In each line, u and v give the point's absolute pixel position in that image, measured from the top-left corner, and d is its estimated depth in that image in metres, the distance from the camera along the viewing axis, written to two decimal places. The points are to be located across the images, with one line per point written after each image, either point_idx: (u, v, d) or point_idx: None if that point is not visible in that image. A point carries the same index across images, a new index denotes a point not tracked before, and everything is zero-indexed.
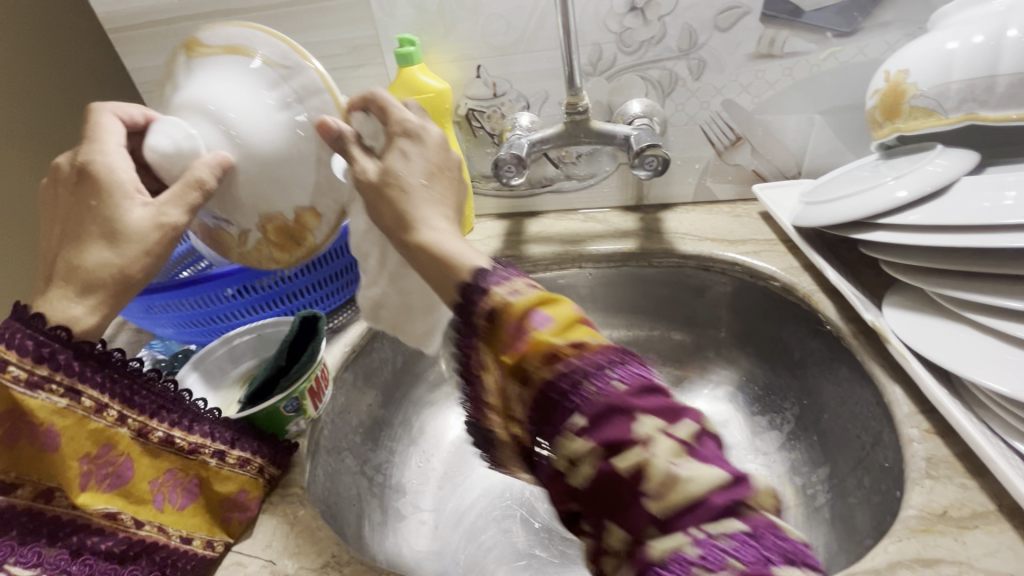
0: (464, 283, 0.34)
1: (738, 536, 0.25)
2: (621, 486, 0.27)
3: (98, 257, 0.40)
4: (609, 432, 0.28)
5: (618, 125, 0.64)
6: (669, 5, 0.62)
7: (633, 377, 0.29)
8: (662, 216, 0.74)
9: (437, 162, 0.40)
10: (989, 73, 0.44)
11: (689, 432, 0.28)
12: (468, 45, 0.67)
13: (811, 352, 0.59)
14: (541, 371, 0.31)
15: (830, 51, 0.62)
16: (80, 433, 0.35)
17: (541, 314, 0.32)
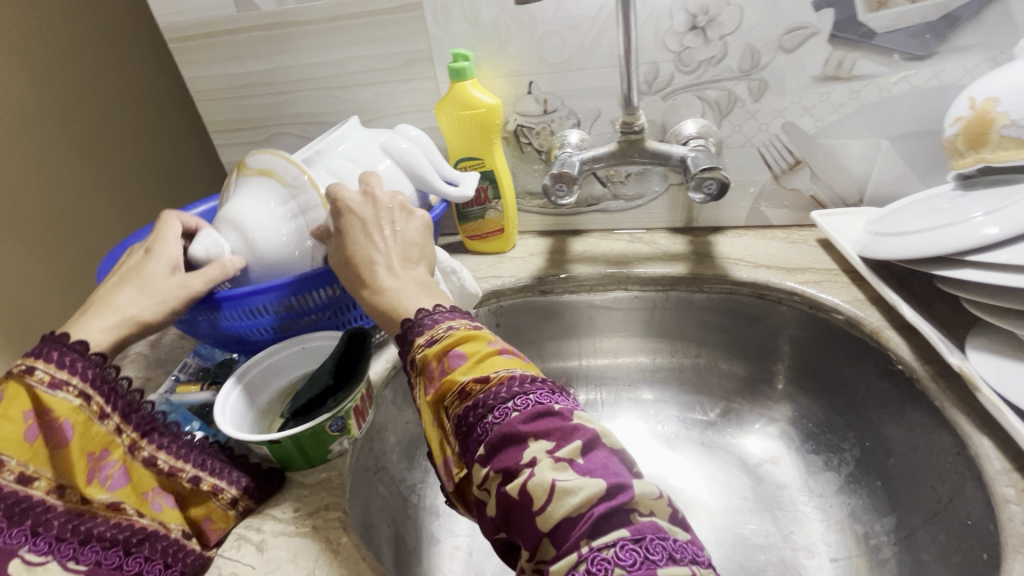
0: (399, 332, 0.41)
1: (619, 544, 0.28)
2: (517, 508, 0.31)
3: (126, 299, 0.48)
4: (501, 459, 0.32)
5: (674, 145, 0.62)
6: (732, 24, 0.60)
7: (528, 404, 0.33)
8: (713, 239, 0.71)
9: (369, 221, 0.48)
10: None
11: (573, 450, 0.31)
12: (521, 61, 0.66)
13: (878, 392, 0.55)
14: (457, 408, 0.36)
15: (902, 74, 0.59)
16: (86, 432, 0.40)
17: (457, 355, 0.37)
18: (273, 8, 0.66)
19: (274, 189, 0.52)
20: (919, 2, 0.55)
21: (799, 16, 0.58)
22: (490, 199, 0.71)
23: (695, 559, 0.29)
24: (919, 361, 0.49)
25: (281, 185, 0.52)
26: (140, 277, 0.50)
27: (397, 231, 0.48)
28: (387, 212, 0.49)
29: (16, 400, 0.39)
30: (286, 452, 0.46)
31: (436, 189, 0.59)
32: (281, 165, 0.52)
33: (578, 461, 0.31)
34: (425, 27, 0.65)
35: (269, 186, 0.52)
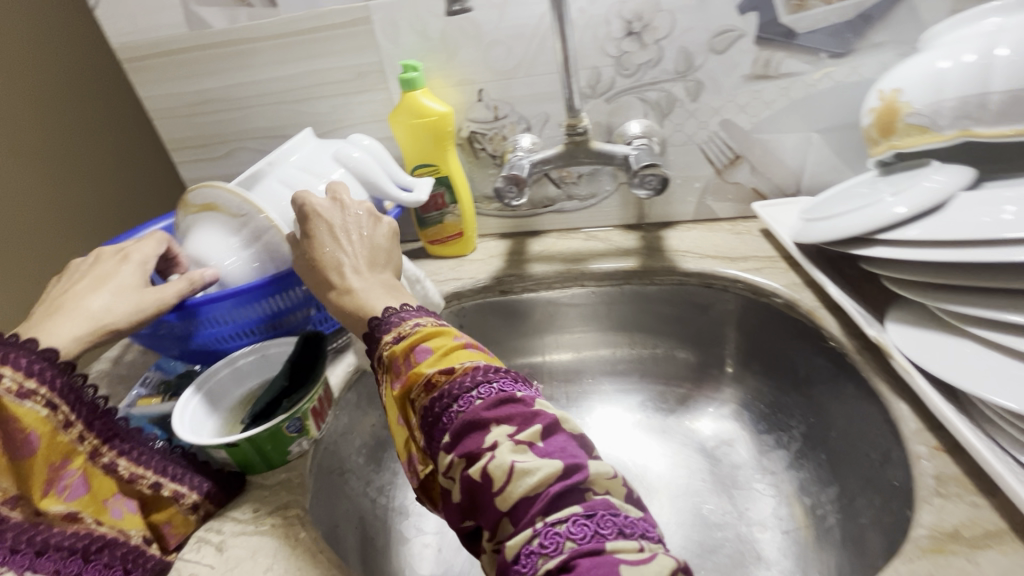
0: (367, 329, 0.43)
1: (571, 519, 0.29)
2: (479, 490, 0.32)
3: (99, 304, 0.49)
4: (465, 445, 0.33)
5: (618, 145, 0.65)
6: (666, 29, 0.63)
7: (491, 392, 0.35)
8: (663, 234, 0.74)
9: (336, 226, 0.49)
10: (983, 90, 0.44)
11: (533, 433, 0.33)
12: (470, 70, 0.69)
13: (818, 369, 0.58)
14: (423, 399, 0.37)
15: (825, 71, 0.63)
16: (50, 442, 0.39)
17: (423, 350, 0.39)
18: (226, 27, 0.68)
19: (226, 222, 0.54)
20: (834, 4, 0.60)
21: (726, 20, 0.62)
22: (448, 204, 0.73)
23: (644, 533, 0.30)
24: (847, 337, 0.52)
25: (231, 217, 0.54)
26: (116, 283, 0.51)
27: (366, 235, 0.50)
28: (355, 219, 0.50)
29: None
30: (246, 454, 0.46)
31: (389, 196, 0.61)
32: (223, 197, 0.53)
33: (536, 444, 0.32)
34: (375, 40, 0.68)
35: (220, 220, 0.54)
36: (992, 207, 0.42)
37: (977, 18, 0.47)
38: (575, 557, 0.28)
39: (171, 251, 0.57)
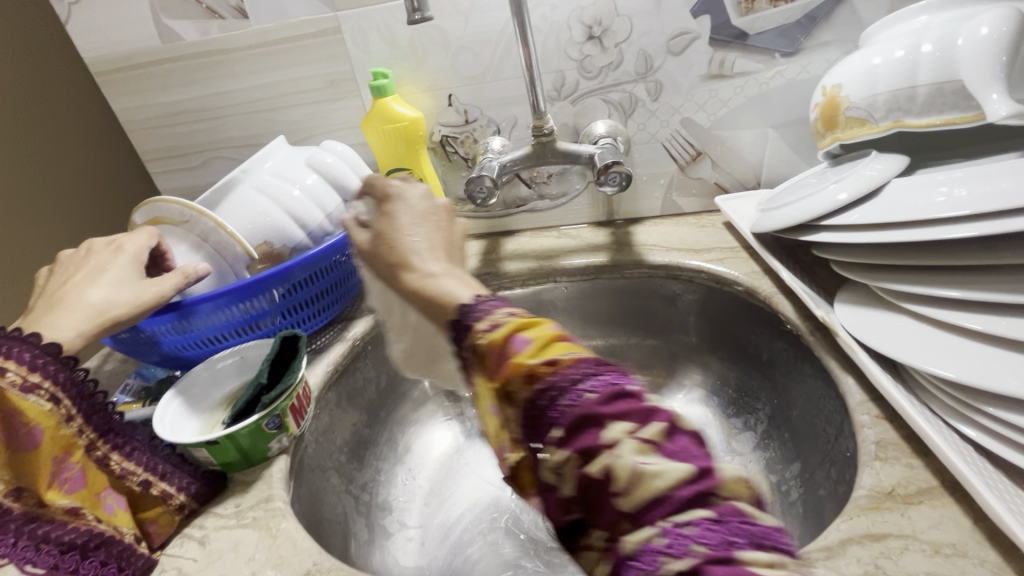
0: (453, 318, 0.34)
1: (701, 523, 0.23)
2: (596, 492, 0.25)
3: (100, 298, 0.50)
4: (576, 442, 0.26)
5: (584, 145, 0.68)
6: (625, 33, 0.66)
7: (608, 383, 0.26)
8: (632, 229, 0.77)
9: (424, 211, 0.44)
10: (911, 83, 0.47)
11: (658, 430, 0.25)
12: (439, 76, 0.71)
13: (778, 352, 0.61)
14: (525, 395, 0.28)
15: (776, 70, 0.67)
16: (54, 435, 0.41)
17: (519, 337, 0.29)
18: (198, 38, 0.70)
19: (172, 230, 0.57)
20: (780, 7, 0.63)
21: (681, 23, 0.65)
22: None
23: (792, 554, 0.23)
24: (802, 320, 0.55)
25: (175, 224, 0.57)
26: (113, 277, 0.52)
27: (445, 221, 0.44)
28: (438, 209, 0.45)
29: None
30: (226, 452, 0.47)
31: None
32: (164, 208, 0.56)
33: (661, 443, 0.25)
34: (346, 49, 0.70)
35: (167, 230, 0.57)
36: (931, 185, 0.44)
37: (907, 16, 0.51)
38: (708, 567, 0.22)
39: (160, 245, 0.57)
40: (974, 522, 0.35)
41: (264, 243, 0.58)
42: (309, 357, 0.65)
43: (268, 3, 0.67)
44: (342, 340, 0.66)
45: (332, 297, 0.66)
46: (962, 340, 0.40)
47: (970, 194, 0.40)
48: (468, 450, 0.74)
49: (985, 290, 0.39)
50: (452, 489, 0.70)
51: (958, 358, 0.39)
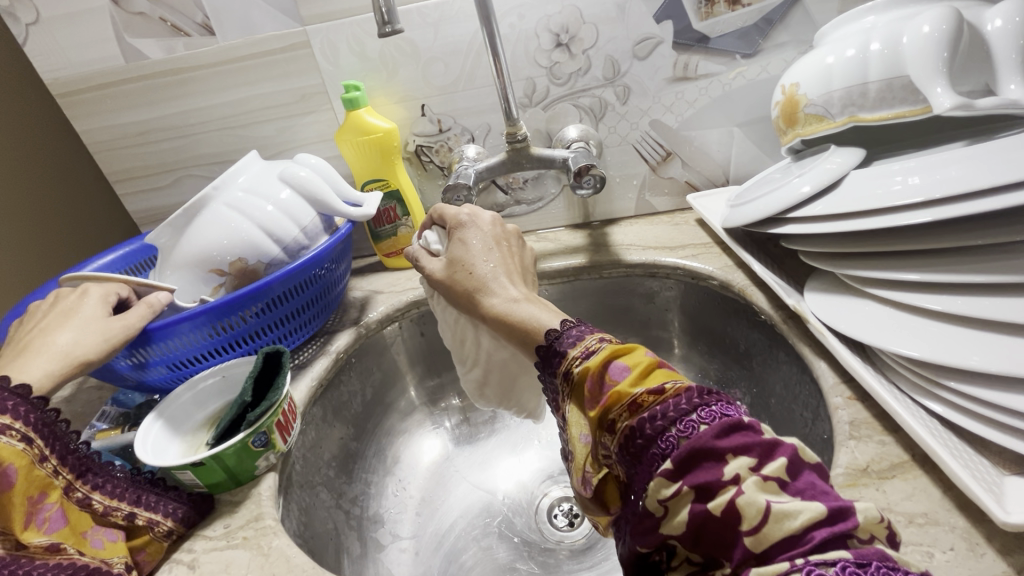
0: (545, 346, 0.42)
1: (841, 564, 0.26)
2: (716, 526, 0.29)
3: (64, 338, 0.49)
4: (695, 475, 0.30)
5: (557, 149, 0.69)
6: (591, 40, 0.68)
7: (716, 416, 0.32)
8: (608, 230, 0.79)
9: (492, 238, 0.52)
10: (862, 80, 0.50)
11: (781, 469, 0.29)
12: (410, 87, 0.71)
13: (754, 342, 0.63)
14: (626, 417, 0.35)
15: (738, 71, 0.69)
16: (27, 475, 0.39)
17: (618, 366, 0.37)
18: (163, 57, 0.69)
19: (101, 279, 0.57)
20: (738, 10, 0.66)
21: (644, 28, 0.67)
22: (400, 216, 0.75)
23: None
24: (775, 310, 0.57)
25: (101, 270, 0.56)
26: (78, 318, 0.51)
27: (508, 248, 0.53)
28: (507, 235, 0.54)
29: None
30: (212, 472, 0.47)
31: (339, 211, 0.63)
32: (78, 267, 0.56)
33: (785, 481, 0.29)
34: (315, 63, 0.70)
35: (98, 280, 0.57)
36: (889, 176, 0.47)
37: (855, 17, 0.54)
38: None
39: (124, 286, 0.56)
40: (944, 492, 0.37)
41: (238, 260, 0.57)
42: (292, 372, 0.64)
43: (234, 20, 0.67)
44: (325, 354, 0.66)
45: (314, 311, 0.66)
46: (923, 320, 0.42)
47: (923, 181, 0.43)
48: (457, 457, 0.74)
49: (941, 272, 0.41)
50: (444, 497, 0.70)
51: (922, 337, 0.41)
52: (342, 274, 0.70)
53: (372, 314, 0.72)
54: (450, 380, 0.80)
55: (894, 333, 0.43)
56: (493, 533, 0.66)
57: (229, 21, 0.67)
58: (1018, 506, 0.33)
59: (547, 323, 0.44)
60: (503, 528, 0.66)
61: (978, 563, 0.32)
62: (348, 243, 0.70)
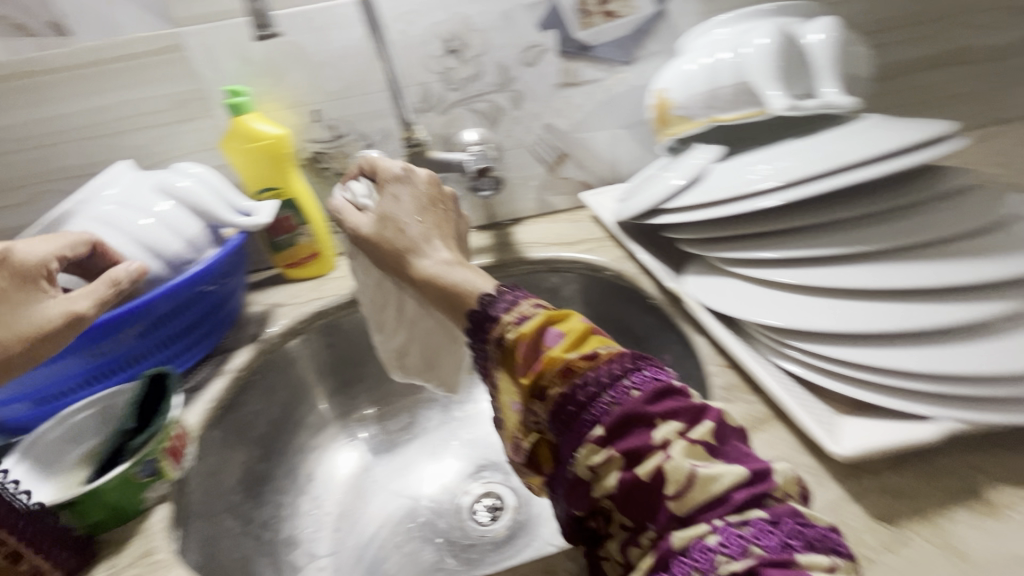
0: (477, 310, 0.42)
1: (756, 524, 0.30)
2: (644, 490, 0.32)
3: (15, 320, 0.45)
4: (626, 439, 0.33)
5: (455, 152, 0.70)
6: (480, 47, 0.70)
7: (647, 381, 0.35)
8: (512, 229, 0.82)
9: (424, 200, 0.52)
10: (716, 85, 0.57)
11: (706, 433, 0.33)
12: (300, 92, 0.70)
13: (647, 325, 0.67)
14: (558, 383, 0.36)
15: (618, 77, 0.75)
16: None
17: (553, 333, 0.38)
18: (6, 59, 0.62)
19: None
20: (614, 22, 0.71)
21: (530, 37, 0.71)
22: (298, 225, 0.73)
23: (832, 548, 0.31)
24: (661, 292, 0.63)
25: None
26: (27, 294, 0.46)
27: (442, 212, 0.53)
28: (443, 198, 0.54)
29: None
30: (93, 512, 0.43)
31: (227, 221, 0.59)
32: None
33: (710, 444, 0.33)
34: (193, 67, 0.66)
35: None
36: (745, 169, 0.53)
37: (708, 30, 0.61)
38: (764, 563, 0.28)
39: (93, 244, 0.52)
40: (798, 436, 0.43)
41: None
42: (184, 396, 0.60)
43: (94, 20, 0.61)
44: (221, 374, 0.62)
45: (205, 329, 0.62)
46: (777, 292, 0.49)
47: (774, 169, 0.50)
48: (376, 467, 0.73)
49: (792, 250, 0.48)
50: (363, 508, 0.68)
51: (776, 307, 0.48)
52: (236, 286, 0.66)
53: (273, 328, 0.69)
54: (363, 390, 0.79)
55: (758, 304, 0.49)
56: (416, 538, 0.65)
57: (89, 22, 0.62)
58: (846, 439, 0.39)
59: (478, 284, 0.45)
60: (426, 532, 0.66)
61: (821, 493, 0.38)
62: (241, 257, 0.66)
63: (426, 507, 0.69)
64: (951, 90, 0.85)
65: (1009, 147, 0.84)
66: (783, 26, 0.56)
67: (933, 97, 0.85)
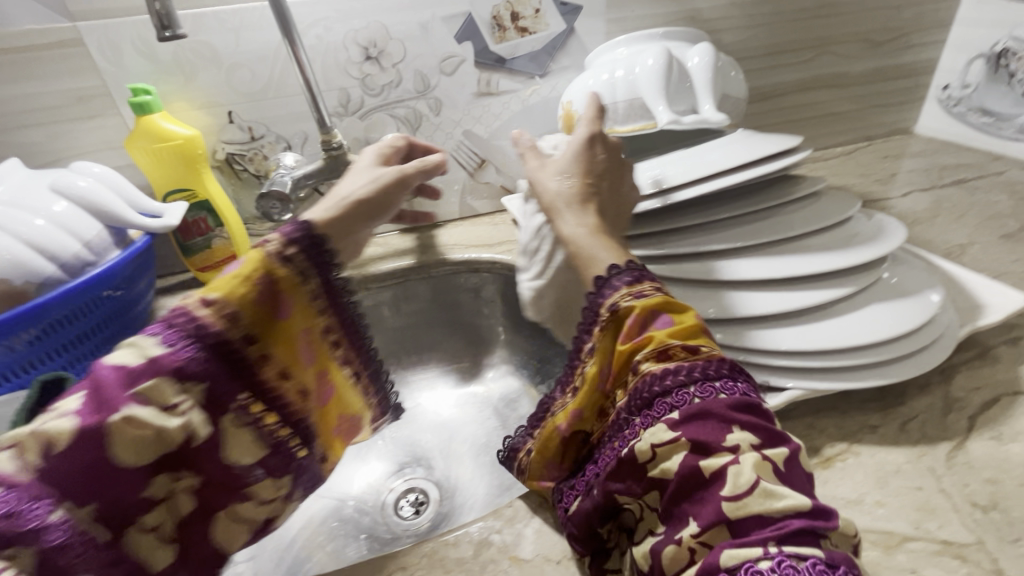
0: (598, 275, 0.43)
1: (811, 561, 0.29)
2: (699, 483, 0.33)
3: (342, 187, 0.49)
4: (697, 431, 0.34)
5: (375, 156, 0.73)
6: (399, 55, 0.73)
7: (736, 390, 0.36)
8: (435, 232, 0.84)
9: (594, 160, 0.50)
10: (613, 100, 0.62)
11: (781, 457, 0.33)
12: (213, 92, 0.69)
13: None
14: (654, 364, 0.38)
15: (532, 89, 0.80)
16: (301, 310, 0.43)
17: (665, 318, 0.40)
18: None
19: None
20: (528, 37, 0.76)
21: (447, 48, 0.74)
22: (212, 228, 0.71)
23: None
24: None
25: None
26: (359, 168, 0.52)
27: (605, 179, 0.50)
28: (614, 161, 0.51)
29: (253, 264, 0.40)
30: None
31: (134, 223, 0.58)
32: None
33: (782, 469, 0.33)
34: (93, 63, 0.63)
35: None
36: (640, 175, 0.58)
37: (611, 49, 0.66)
38: None
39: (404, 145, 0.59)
40: None
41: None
42: None
43: None
44: None
45: (106, 333, 0.60)
46: None
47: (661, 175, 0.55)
48: None
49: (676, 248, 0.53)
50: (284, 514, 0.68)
51: None
52: (144, 289, 0.66)
53: None
54: None
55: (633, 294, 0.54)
56: (347, 536, 0.66)
57: None
58: None
59: (604, 263, 0.44)
60: (354, 529, 0.67)
61: None
62: (147, 259, 0.65)
63: (353, 506, 0.70)
64: (819, 110, 0.98)
65: (865, 161, 0.98)
66: (671, 50, 0.62)
67: (805, 116, 0.98)
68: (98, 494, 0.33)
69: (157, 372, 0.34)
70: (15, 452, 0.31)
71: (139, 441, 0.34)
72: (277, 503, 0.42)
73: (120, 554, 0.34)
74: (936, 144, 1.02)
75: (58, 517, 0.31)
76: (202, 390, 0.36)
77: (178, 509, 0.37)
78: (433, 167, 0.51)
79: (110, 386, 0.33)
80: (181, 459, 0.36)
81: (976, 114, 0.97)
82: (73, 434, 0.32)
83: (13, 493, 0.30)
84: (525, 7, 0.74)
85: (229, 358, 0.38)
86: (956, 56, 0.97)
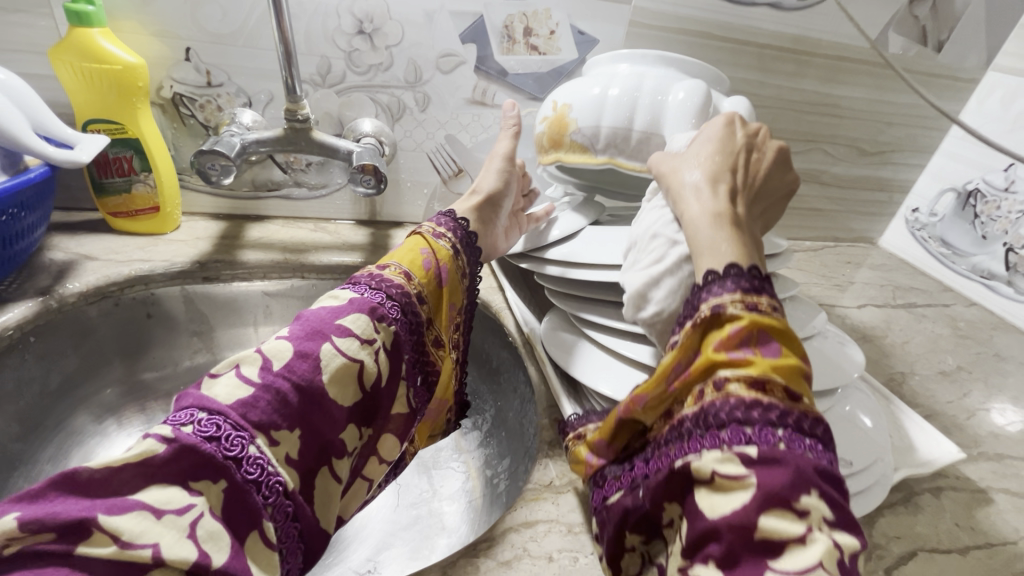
0: (711, 271, 0.40)
1: None
2: (749, 542, 0.28)
3: (490, 168, 0.62)
4: (776, 475, 0.29)
5: (344, 140, 0.65)
6: (395, 37, 0.66)
7: (819, 454, 0.31)
8: (392, 232, 0.78)
9: (734, 157, 0.48)
10: (627, 127, 0.59)
11: (848, 547, 0.29)
12: (171, 21, 0.60)
13: (503, 360, 0.69)
14: (743, 389, 0.33)
15: (529, 110, 0.75)
16: (452, 284, 0.51)
17: (773, 346, 0.35)
18: None
19: None
20: (535, 56, 0.71)
21: (449, 44, 0.68)
22: (136, 171, 0.62)
23: None
24: (519, 332, 0.66)
25: None
26: (498, 156, 0.63)
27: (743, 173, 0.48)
28: (753, 166, 0.49)
29: (417, 242, 0.49)
30: None
31: (34, 150, 0.49)
32: None
33: (848, 562, 0.28)
34: None
35: None
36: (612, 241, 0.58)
37: (613, 61, 0.63)
38: None
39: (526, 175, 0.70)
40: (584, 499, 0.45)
41: None
42: None
43: None
44: None
45: None
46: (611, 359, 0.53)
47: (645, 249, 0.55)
48: None
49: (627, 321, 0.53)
50: None
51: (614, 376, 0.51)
52: (36, 223, 0.56)
53: (74, 284, 0.57)
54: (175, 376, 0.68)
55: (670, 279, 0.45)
56: None
57: None
58: None
59: (725, 256, 0.41)
60: None
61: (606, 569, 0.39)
62: (47, 189, 0.55)
63: None
64: (799, 202, 0.99)
65: (829, 262, 1.00)
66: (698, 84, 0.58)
67: None
68: (309, 427, 0.35)
69: (362, 309, 0.40)
70: (238, 369, 0.34)
71: (347, 373, 0.37)
72: (385, 466, 0.44)
73: (296, 509, 0.34)
74: (896, 262, 1.05)
75: (255, 450, 0.32)
76: (390, 334, 0.42)
77: (353, 454, 0.40)
78: (516, 123, 0.61)
79: (322, 322, 0.38)
80: (368, 403, 0.41)
81: (936, 243, 1.01)
82: (292, 354, 0.35)
83: (221, 418, 0.31)
84: (541, 25, 0.69)
85: (414, 316, 0.45)
86: (932, 183, 1.00)
